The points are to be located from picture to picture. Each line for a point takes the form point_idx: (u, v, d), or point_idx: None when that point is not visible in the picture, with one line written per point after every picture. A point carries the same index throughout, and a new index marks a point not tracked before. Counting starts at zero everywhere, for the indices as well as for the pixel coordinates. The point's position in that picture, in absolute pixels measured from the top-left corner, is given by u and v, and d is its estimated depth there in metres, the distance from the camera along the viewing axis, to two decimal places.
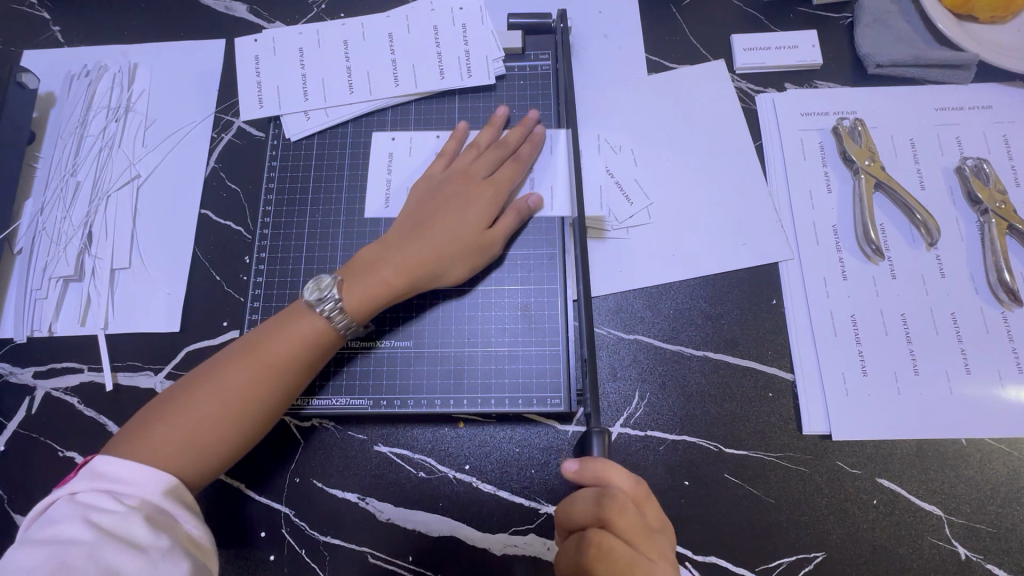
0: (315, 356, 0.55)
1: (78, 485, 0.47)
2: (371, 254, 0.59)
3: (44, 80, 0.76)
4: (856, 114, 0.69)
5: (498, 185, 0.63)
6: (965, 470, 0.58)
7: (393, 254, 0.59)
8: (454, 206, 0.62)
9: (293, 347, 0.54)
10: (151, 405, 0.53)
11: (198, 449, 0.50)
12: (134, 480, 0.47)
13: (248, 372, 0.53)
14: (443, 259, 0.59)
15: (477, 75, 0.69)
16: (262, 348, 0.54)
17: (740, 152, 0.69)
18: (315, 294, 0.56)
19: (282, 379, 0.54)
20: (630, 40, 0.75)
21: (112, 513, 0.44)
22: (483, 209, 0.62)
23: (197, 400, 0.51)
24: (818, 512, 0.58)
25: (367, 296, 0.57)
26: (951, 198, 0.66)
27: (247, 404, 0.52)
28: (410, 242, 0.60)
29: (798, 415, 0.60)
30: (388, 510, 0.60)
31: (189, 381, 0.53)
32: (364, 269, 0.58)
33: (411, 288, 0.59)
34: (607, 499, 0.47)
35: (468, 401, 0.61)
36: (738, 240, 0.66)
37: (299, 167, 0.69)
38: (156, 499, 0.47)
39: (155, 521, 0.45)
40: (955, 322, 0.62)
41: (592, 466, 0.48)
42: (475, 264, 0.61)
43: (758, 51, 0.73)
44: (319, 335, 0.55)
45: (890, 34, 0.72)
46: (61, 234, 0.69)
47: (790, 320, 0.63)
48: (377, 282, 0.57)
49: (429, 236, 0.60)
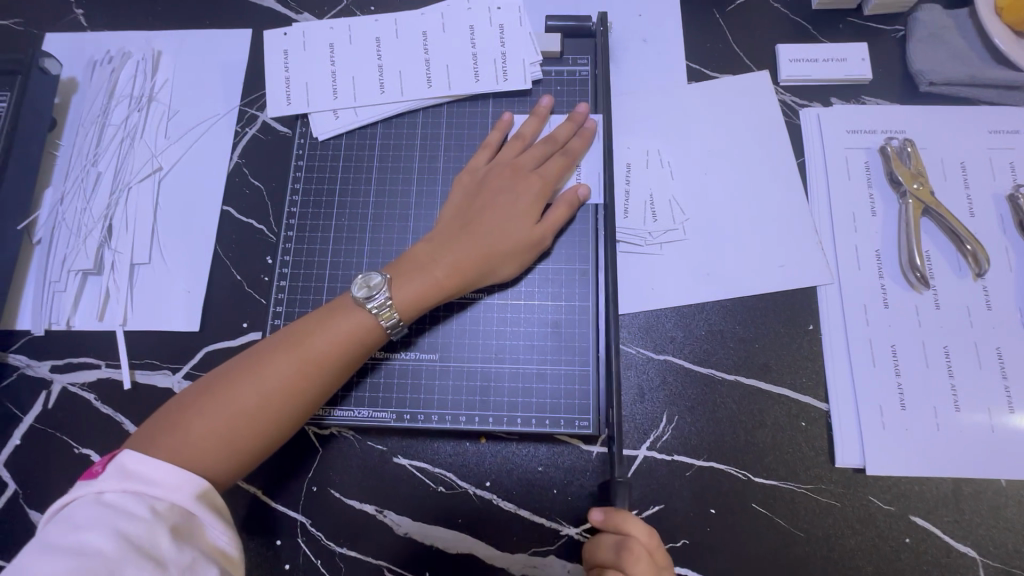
0: (355, 357, 0.54)
1: (104, 484, 0.45)
2: (421, 250, 0.58)
3: (67, 65, 0.75)
4: (906, 134, 0.67)
5: (546, 179, 0.61)
6: (1003, 512, 0.56)
7: (444, 252, 0.58)
8: (501, 201, 0.60)
9: (335, 347, 0.53)
10: (188, 394, 0.52)
11: (235, 446, 0.50)
12: (164, 482, 0.46)
13: (288, 371, 0.52)
14: (489, 256, 0.58)
15: (513, 79, 0.66)
16: (302, 346, 0.53)
17: (782, 169, 0.67)
18: (364, 292, 0.55)
19: (321, 380, 0.53)
20: (670, 46, 0.72)
21: (139, 521, 0.43)
22: (530, 205, 0.60)
23: (237, 397, 0.50)
24: (846, 549, 0.56)
25: (417, 295, 0.56)
26: (1002, 227, 0.63)
27: (284, 403, 0.51)
28: (456, 240, 0.58)
29: (831, 446, 0.58)
30: (406, 524, 0.58)
31: (227, 371, 0.52)
32: (415, 266, 0.57)
33: (462, 289, 0.58)
34: (626, 551, 0.48)
35: (494, 418, 0.59)
36: (775, 262, 0.64)
37: (326, 167, 0.67)
38: (185, 504, 0.46)
39: (180, 532, 0.44)
40: (1000, 358, 0.59)
41: (614, 518, 0.50)
42: (523, 263, 0.60)
43: (805, 63, 0.70)
44: (363, 335, 0.54)
45: (944, 50, 0.68)
46: (82, 226, 0.68)
47: (827, 345, 0.61)
48: (429, 282, 0.56)
49: (477, 232, 0.58)
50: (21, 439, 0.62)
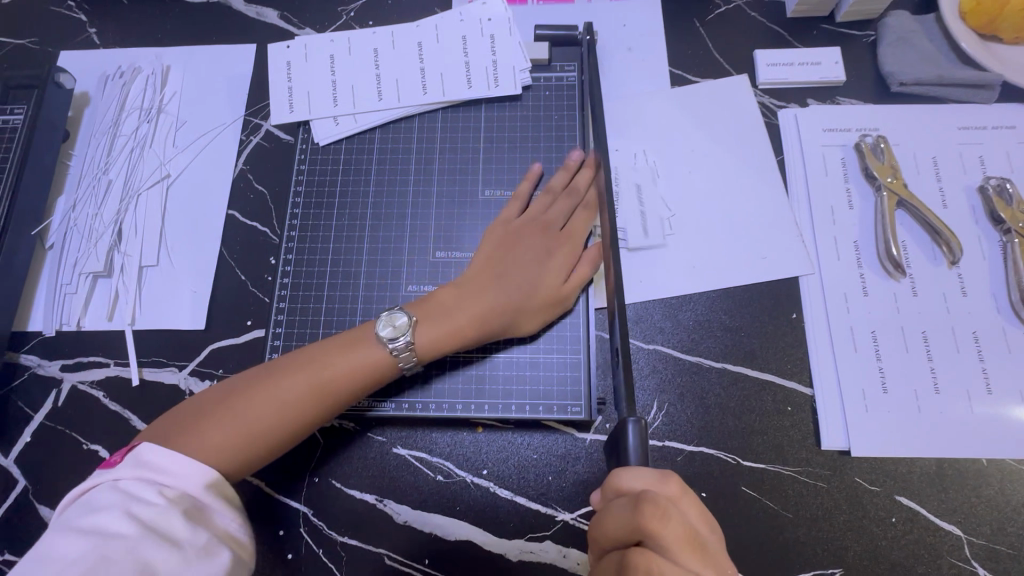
0: (368, 388, 0.57)
1: (120, 472, 0.46)
2: (444, 296, 0.60)
3: (80, 81, 0.78)
4: (879, 131, 0.70)
5: (574, 238, 0.64)
6: (985, 490, 0.58)
7: (467, 301, 0.60)
8: (524, 254, 0.62)
9: (351, 376, 0.56)
10: (205, 400, 0.54)
11: (245, 452, 0.52)
12: (178, 472, 0.47)
13: (303, 390, 0.54)
14: (516, 310, 0.60)
15: (504, 85, 0.70)
16: (319, 369, 0.55)
17: (763, 166, 0.70)
18: (388, 331, 0.57)
19: (330, 405, 0.55)
20: (653, 53, 0.76)
21: (154, 505, 0.44)
22: (560, 263, 0.62)
23: (252, 408, 0.53)
24: (834, 529, 0.57)
25: (435, 340, 0.58)
26: (974, 217, 0.66)
27: (292, 419, 0.53)
28: (482, 289, 0.60)
29: (816, 430, 0.60)
30: (406, 513, 0.60)
31: (246, 383, 0.54)
32: (436, 311, 0.59)
33: (480, 339, 0.60)
34: (644, 505, 0.43)
35: (489, 406, 0.62)
36: (758, 254, 0.66)
37: (327, 171, 0.71)
38: (198, 492, 0.47)
39: (192, 515, 0.45)
40: (976, 342, 0.61)
41: (619, 476, 0.45)
42: (546, 318, 0.61)
43: (781, 67, 0.73)
44: (378, 367, 0.57)
45: (913, 53, 0.72)
46: (93, 230, 0.71)
47: (809, 333, 0.64)
48: (448, 329, 0.58)
49: (502, 282, 0.61)
50: (31, 435, 0.64)
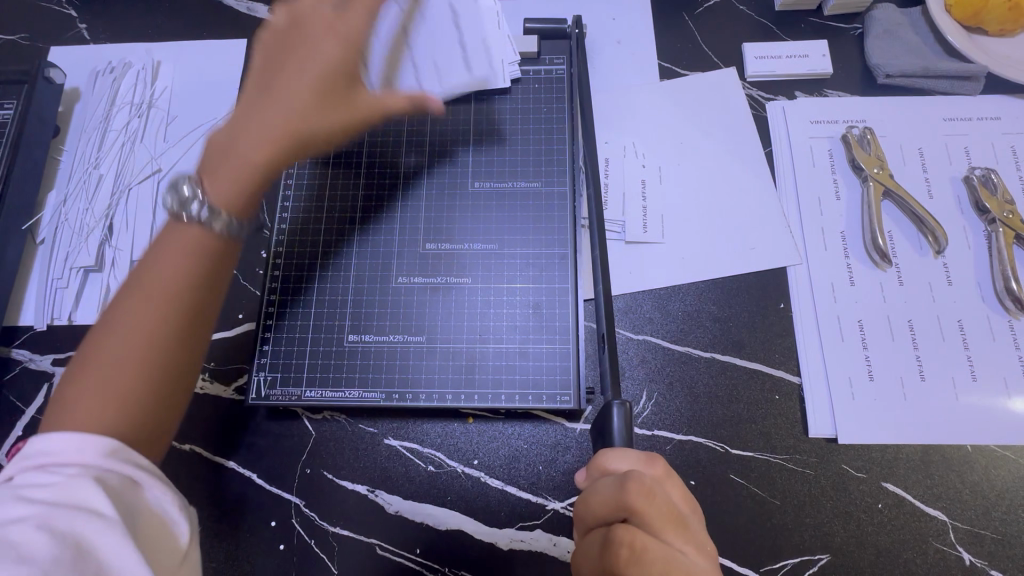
0: (206, 247, 0.46)
1: (11, 470, 0.40)
2: (221, 138, 0.50)
3: (70, 76, 0.78)
4: (866, 123, 0.71)
5: (326, 56, 0.52)
6: (971, 476, 0.58)
7: (245, 128, 0.49)
8: (294, 59, 0.52)
9: (187, 254, 0.45)
10: (51, 390, 0.43)
11: (114, 431, 0.41)
12: (62, 448, 0.39)
13: (140, 320, 0.43)
14: (305, 128, 0.50)
15: (494, 78, 0.71)
16: (147, 284, 0.44)
17: (751, 158, 0.70)
18: (176, 202, 0.46)
19: (185, 299, 0.44)
20: (642, 46, 0.77)
21: (52, 485, 0.38)
22: (314, 73, 0.51)
23: (97, 373, 0.42)
24: (821, 515, 0.58)
25: (235, 186, 0.48)
26: (960, 207, 0.66)
27: (154, 356, 0.43)
28: (262, 111, 0.50)
29: (804, 418, 0.61)
30: (397, 503, 0.60)
31: (81, 353, 0.43)
32: (221, 157, 0.49)
33: (274, 179, 0.50)
34: (631, 482, 0.44)
35: (479, 396, 0.62)
36: (746, 245, 0.67)
37: (318, 164, 0.71)
38: (94, 460, 0.39)
39: (104, 484, 0.39)
40: (961, 330, 0.62)
41: (603, 455, 0.48)
42: (352, 129, 0.52)
43: (769, 60, 0.74)
44: (201, 242, 0.46)
45: (899, 45, 0.73)
46: (84, 225, 0.71)
47: (796, 322, 0.64)
48: (239, 176, 0.48)
49: (281, 96, 0.50)
50: (23, 429, 0.64)
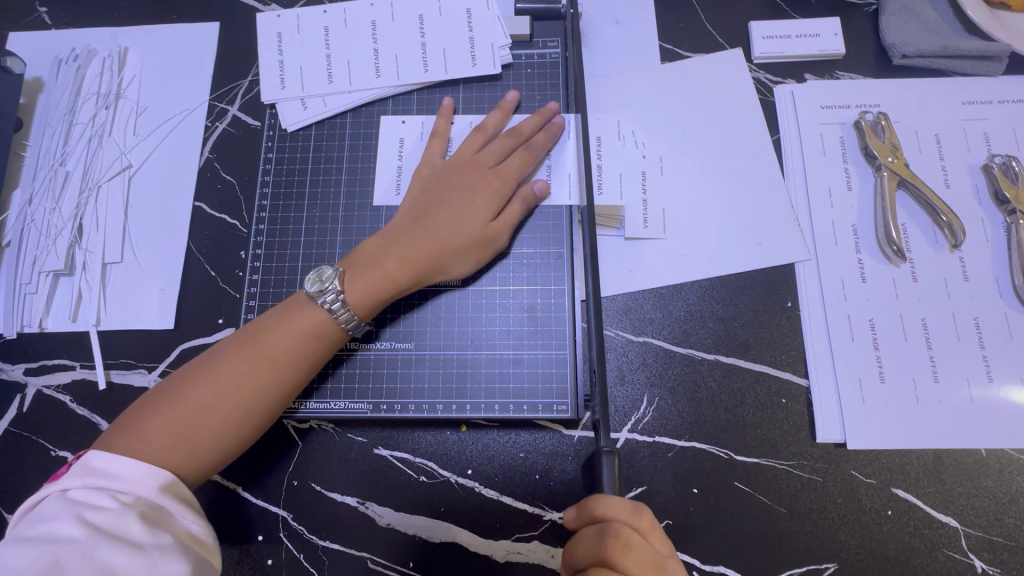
0: (313, 352, 0.53)
1: (68, 482, 0.45)
2: (370, 247, 0.57)
3: (32, 64, 0.73)
4: (880, 108, 0.66)
5: (505, 177, 0.60)
6: (984, 481, 0.56)
7: (394, 245, 0.57)
8: (457, 198, 0.59)
9: (293, 347, 0.53)
10: (150, 395, 0.51)
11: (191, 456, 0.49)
12: (127, 476, 0.45)
13: (246, 368, 0.51)
14: (446, 252, 0.57)
15: (482, 64, 0.66)
16: (260, 344, 0.52)
17: (757, 147, 0.66)
18: (316, 286, 0.54)
19: (294, 366, 0.53)
20: (641, 26, 0.72)
21: (106, 510, 0.43)
22: (491, 199, 0.59)
23: (193, 398, 0.50)
24: (829, 523, 0.56)
25: (368, 290, 0.55)
26: (978, 198, 0.63)
27: (247, 398, 0.51)
28: (411, 234, 0.57)
29: (812, 423, 0.58)
30: (388, 515, 0.58)
31: (191, 370, 0.52)
32: (366, 261, 0.57)
33: (413, 283, 0.57)
34: (609, 536, 0.46)
35: (471, 406, 0.59)
36: (752, 240, 0.63)
37: (297, 159, 0.67)
38: (152, 497, 0.45)
39: (149, 519, 0.44)
40: (977, 328, 0.59)
41: (590, 505, 0.47)
42: (478, 258, 0.59)
43: (777, 40, 0.69)
44: (318, 333, 0.54)
45: (916, 23, 0.68)
46: (50, 226, 0.67)
47: (805, 321, 0.61)
48: (381, 275, 0.56)
49: (433, 226, 0.58)
50: None
